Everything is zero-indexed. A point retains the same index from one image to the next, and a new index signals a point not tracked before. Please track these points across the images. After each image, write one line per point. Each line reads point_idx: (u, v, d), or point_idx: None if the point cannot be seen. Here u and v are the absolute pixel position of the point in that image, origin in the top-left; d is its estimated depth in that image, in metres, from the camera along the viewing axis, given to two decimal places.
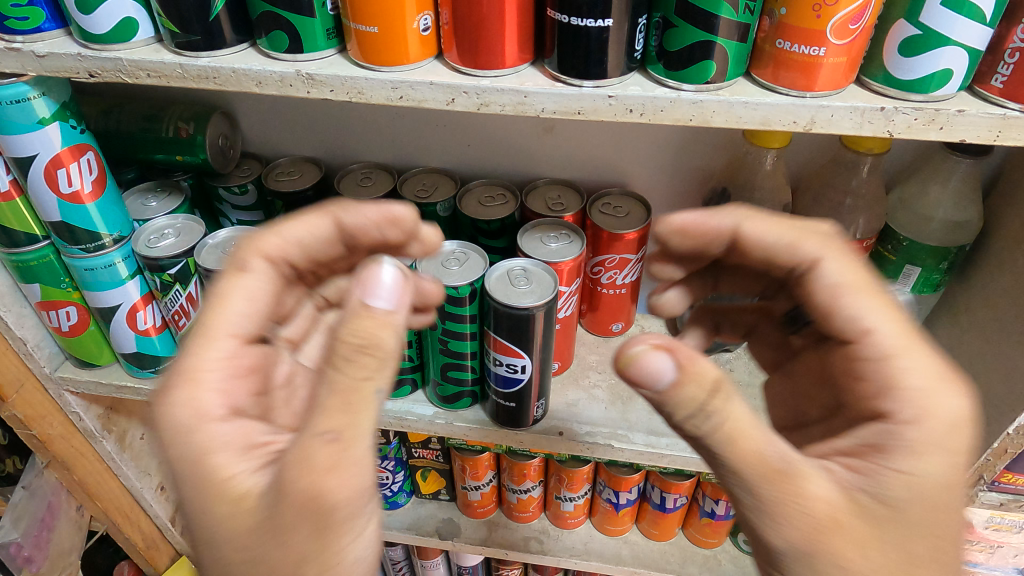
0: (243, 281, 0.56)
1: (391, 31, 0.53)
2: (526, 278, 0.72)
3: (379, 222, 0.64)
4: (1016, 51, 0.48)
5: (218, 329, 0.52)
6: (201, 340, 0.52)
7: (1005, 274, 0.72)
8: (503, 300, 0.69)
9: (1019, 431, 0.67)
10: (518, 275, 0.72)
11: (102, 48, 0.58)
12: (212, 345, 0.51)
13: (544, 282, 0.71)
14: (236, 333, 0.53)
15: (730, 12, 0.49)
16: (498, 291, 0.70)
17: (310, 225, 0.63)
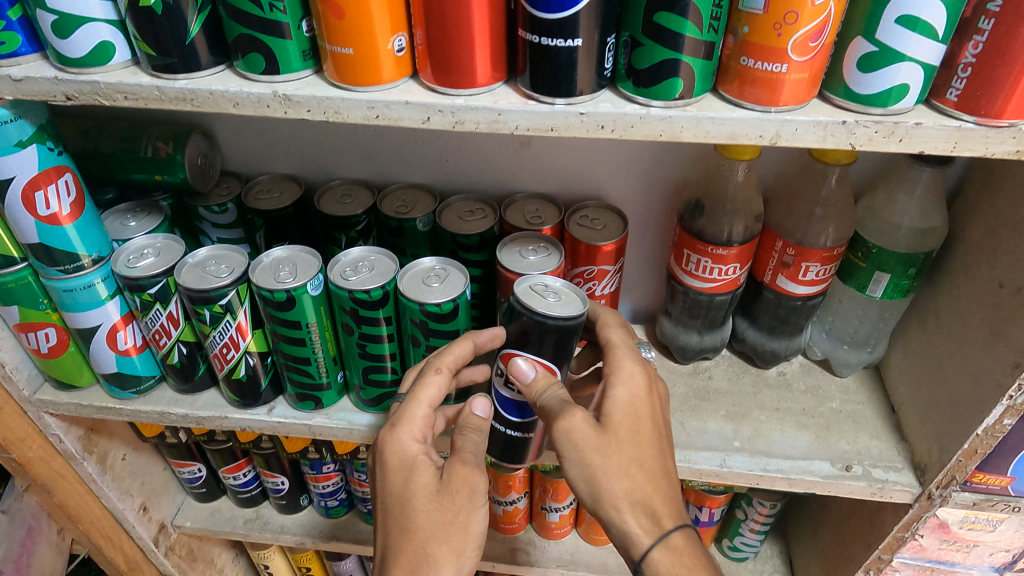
0: (437, 382, 0.68)
1: (367, 53, 0.54)
2: (552, 293, 0.67)
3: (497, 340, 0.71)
4: (968, 66, 0.50)
5: (423, 402, 0.67)
6: (415, 404, 0.67)
7: (971, 279, 0.74)
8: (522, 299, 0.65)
9: (987, 432, 0.69)
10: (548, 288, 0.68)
11: (79, 72, 0.59)
12: (421, 409, 0.67)
13: (573, 304, 0.66)
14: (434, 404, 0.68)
15: (694, 32, 0.50)
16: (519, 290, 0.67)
17: (460, 353, 0.69)
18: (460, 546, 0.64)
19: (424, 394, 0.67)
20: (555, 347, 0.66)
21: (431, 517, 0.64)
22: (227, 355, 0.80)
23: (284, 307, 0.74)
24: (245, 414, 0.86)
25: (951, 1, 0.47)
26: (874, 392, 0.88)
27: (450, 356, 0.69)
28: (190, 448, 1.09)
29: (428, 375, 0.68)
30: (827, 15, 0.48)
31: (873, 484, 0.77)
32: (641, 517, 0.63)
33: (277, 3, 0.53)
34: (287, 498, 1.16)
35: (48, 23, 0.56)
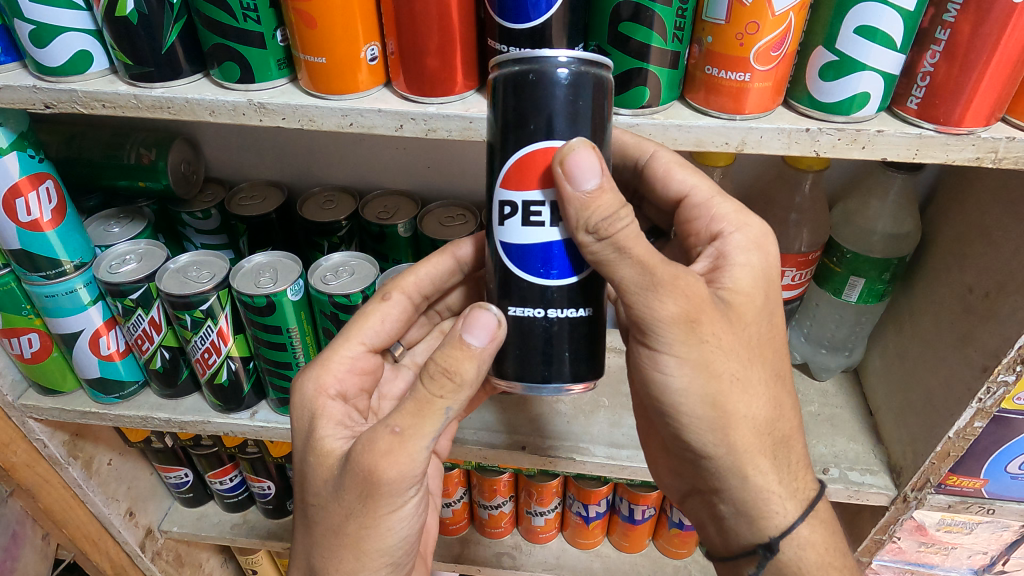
0: (382, 309, 0.68)
1: (340, 61, 0.55)
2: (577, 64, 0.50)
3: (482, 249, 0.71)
4: (927, 75, 0.51)
5: (355, 337, 0.67)
6: (343, 339, 0.66)
7: (943, 283, 0.75)
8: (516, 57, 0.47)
9: (959, 434, 0.70)
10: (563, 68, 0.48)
11: (57, 80, 0.60)
12: (348, 346, 0.66)
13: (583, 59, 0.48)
14: (365, 343, 0.67)
15: (659, 41, 0.51)
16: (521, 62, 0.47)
17: (435, 265, 0.71)
18: (354, 553, 0.56)
19: (359, 328, 0.67)
20: (584, 117, 0.48)
21: (322, 514, 0.57)
22: (209, 360, 0.80)
23: (264, 312, 0.74)
24: (228, 419, 0.86)
25: (907, 13, 0.48)
26: (852, 395, 0.89)
27: (411, 280, 0.70)
28: (176, 452, 1.09)
29: (376, 303, 0.68)
30: (788, 26, 0.49)
31: (850, 487, 0.78)
32: (782, 474, 0.60)
33: (251, 13, 0.54)
34: (273, 503, 1.16)
35: (26, 32, 0.57)
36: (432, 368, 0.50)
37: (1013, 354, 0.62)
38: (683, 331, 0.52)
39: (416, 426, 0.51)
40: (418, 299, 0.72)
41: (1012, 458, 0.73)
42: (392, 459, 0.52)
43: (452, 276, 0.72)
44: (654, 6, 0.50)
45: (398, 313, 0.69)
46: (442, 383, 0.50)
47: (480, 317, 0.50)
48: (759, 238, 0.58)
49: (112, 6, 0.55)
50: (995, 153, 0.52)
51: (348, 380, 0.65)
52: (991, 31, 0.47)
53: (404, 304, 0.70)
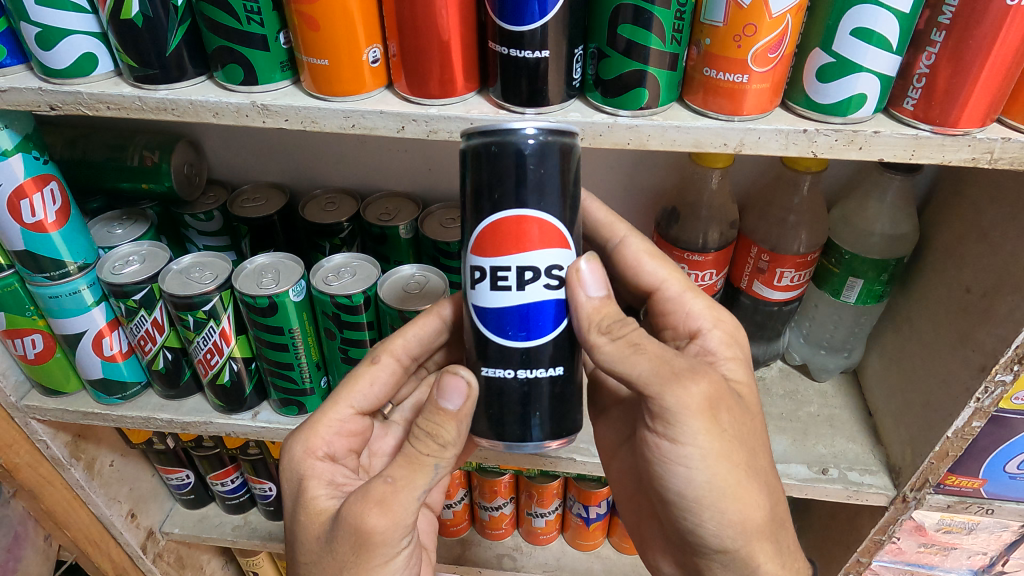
0: (370, 373, 0.68)
1: (342, 64, 0.56)
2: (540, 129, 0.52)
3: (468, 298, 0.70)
4: (922, 76, 0.51)
5: (342, 400, 0.67)
6: (330, 402, 0.67)
7: (941, 284, 0.75)
8: (479, 130, 0.49)
9: (957, 434, 0.70)
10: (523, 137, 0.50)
11: (63, 82, 0.60)
12: (336, 408, 0.67)
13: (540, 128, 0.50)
14: (353, 406, 0.68)
15: (658, 43, 0.52)
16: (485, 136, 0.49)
17: (423, 325, 0.69)
18: None
19: (347, 390, 0.68)
20: (553, 183, 0.50)
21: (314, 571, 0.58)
22: (211, 360, 0.81)
23: (266, 312, 0.75)
24: (230, 419, 0.87)
25: (903, 14, 0.48)
26: (851, 396, 0.89)
27: (400, 341, 0.69)
28: (178, 454, 1.10)
29: (365, 366, 0.68)
30: (785, 27, 0.49)
31: (849, 487, 0.78)
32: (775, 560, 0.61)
33: (254, 15, 0.55)
34: (274, 505, 1.16)
35: (32, 35, 0.57)
36: (418, 431, 0.56)
37: (1010, 353, 0.63)
38: (706, 419, 0.54)
39: (409, 477, 0.55)
40: (407, 360, 0.70)
41: (1010, 458, 0.73)
42: (387, 510, 0.55)
43: (441, 335, 0.70)
44: (653, 8, 0.50)
45: (387, 375, 0.69)
46: (428, 442, 0.56)
47: (450, 382, 0.54)
48: (732, 331, 0.64)
49: (118, 9, 0.56)
50: (991, 154, 0.53)
51: (335, 441, 0.67)
52: (985, 33, 0.47)
53: (394, 367, 0.70)
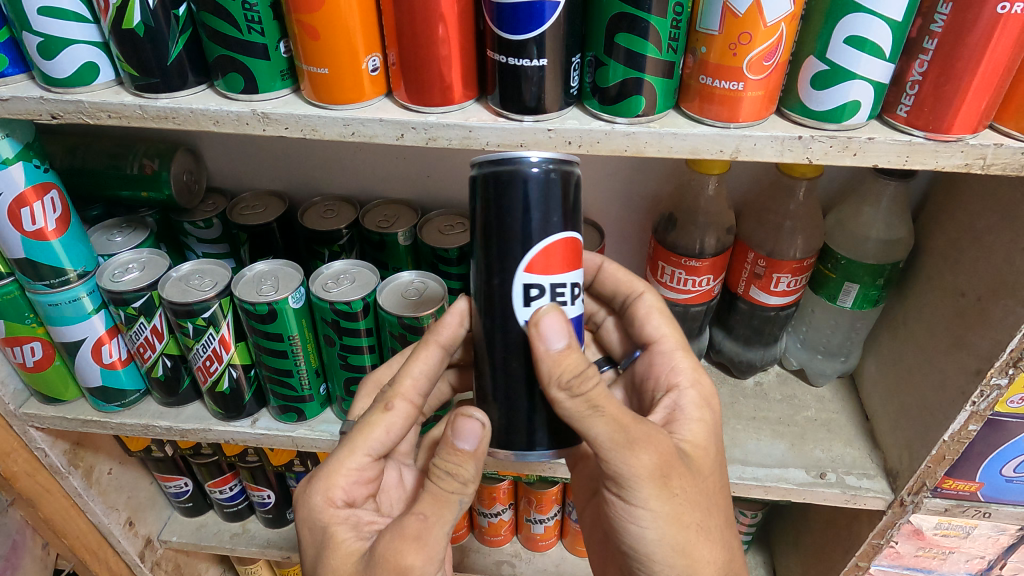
0: (386, 420, 0.63)
1: (342, 72, 0.56)
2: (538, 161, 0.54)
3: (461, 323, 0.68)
4: (915, 84, 0.52)
5: (359, 448, 0.62)
6: (347, 451, 0.62)
7: (936, 288, 0.76)
8: (488, 158, 0.51)
9: (954, 437, 0.70)
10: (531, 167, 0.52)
11: (64, 91, 0.61)
12: (353, 458, 0.62)
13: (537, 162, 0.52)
14: (370, 454, 0.62)
15: (654, 52, 0.52)
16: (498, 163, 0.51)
17: (425, 359, 0.66)
18: None
19: (361, 438, 0.62)
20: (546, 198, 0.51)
21: None
22: (210, 367, 0.81)
23: (265, 319, 0.75)
24: (229, 426, 0.87)
25: (895, 23, 0.49)
26: (848, 400, 0.90)
27: (409, 382, 0.65)
28: (176, 462, 1.10)
29: (378, 414, 0.63)
30: (780, 36, 0.50)
31: (847, 491, 0.78)
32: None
33: (255, 25, 0.56)
34: (272, 512, 1.16)
35: (34, 44, 0.58)
36: (439, 470, 0.57)
37: (1005, 357, 0.63)
38: (656, 487, 0.56)
39: (437, 511, 0.57)
40: (419, 401, 0.66)
41: (1006, 461, 0.74)
42: (423, 546, 0.55)
43: (442, 366, 0.68)
44: (650, 17, 0.51)
45: (401, 421, 0.64)
46: (450, 481, 0.57)
47: (466, 425, 0.57)
48: (707, 394, 0.66)
49: (119, 19, 0.56)
50: (983, 159, 0.53)
51: (355, 486, 0.63)
52: (976, 41, 0.48)
53: (408, 411, 0.65)
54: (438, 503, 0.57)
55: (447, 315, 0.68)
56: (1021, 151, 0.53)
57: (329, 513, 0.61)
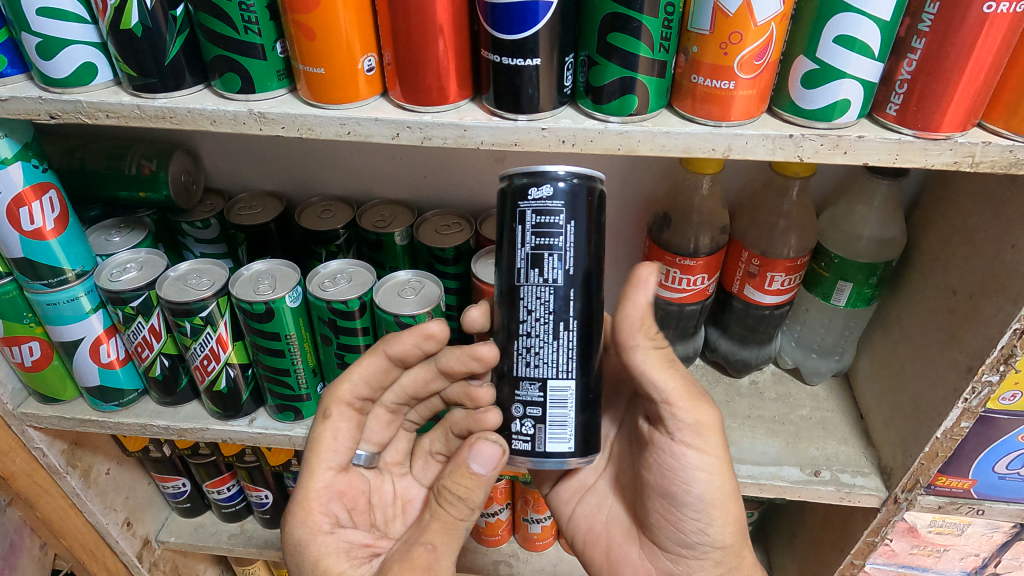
0: (329, 427, 0.70)
1: (337, 71, 0.57)
2: None
3: (415, 343, 0.69)
4: (904, 82, 0.53)
5: (319, 467, 0.70)
6: (310, 474, 0.70)
7: (929, 287, 0.76)
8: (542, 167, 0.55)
9: (947, 434, 0.71)
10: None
11: (62, 91, 0.61)
12: (318, 477, 0.69)
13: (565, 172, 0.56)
14: (332, 466, 0.71)
15: (646, 51, 0.53)
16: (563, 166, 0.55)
17: (367, 367, 0.72)
18: None
19: (316, 456, 0.70)
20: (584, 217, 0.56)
21: None
22: (208, 366, 0.81)
23: (263, 318, 0.75)
24: (227, 425, 0.87)
25: (884, 23, 0.50)
26: (843, 398, 0.90)
27: (346, 387, 0.72)
28: (174, 462, 1.10)
29: (319, 426, 0.70)
30: (771, 35, 0.51)
31: (841, 488, 0.79)
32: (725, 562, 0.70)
33: (252, 25, 0.56)
34: (270, 512, 1.16)
35: (32, 45, 0.58)
36: (449, 495, 0.63)
37: (997, 353, 0.64)
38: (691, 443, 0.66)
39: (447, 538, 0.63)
40: (357, 402, 0.73)
41: (999, 458, 0.74)
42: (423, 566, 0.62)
43: (386, 371, 0.73)
44: (642, 17, 0.51)
45: (346, 424, 0.71)
46: (458, 506, 0.63)
47: (485, 449, 0.60)
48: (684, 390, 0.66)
49: (117, 19, 0.57)
50: (972, 157, 0.54)
51: (333, 506, 0.70)
52: (964, 40, 0.49)
53: (348, 414, 0.72)
54: (448, 530, 0.63)
55: (402, 334, 0.69)
56: (1009, 150, 0.53)
57: (315, 545, 0.67)
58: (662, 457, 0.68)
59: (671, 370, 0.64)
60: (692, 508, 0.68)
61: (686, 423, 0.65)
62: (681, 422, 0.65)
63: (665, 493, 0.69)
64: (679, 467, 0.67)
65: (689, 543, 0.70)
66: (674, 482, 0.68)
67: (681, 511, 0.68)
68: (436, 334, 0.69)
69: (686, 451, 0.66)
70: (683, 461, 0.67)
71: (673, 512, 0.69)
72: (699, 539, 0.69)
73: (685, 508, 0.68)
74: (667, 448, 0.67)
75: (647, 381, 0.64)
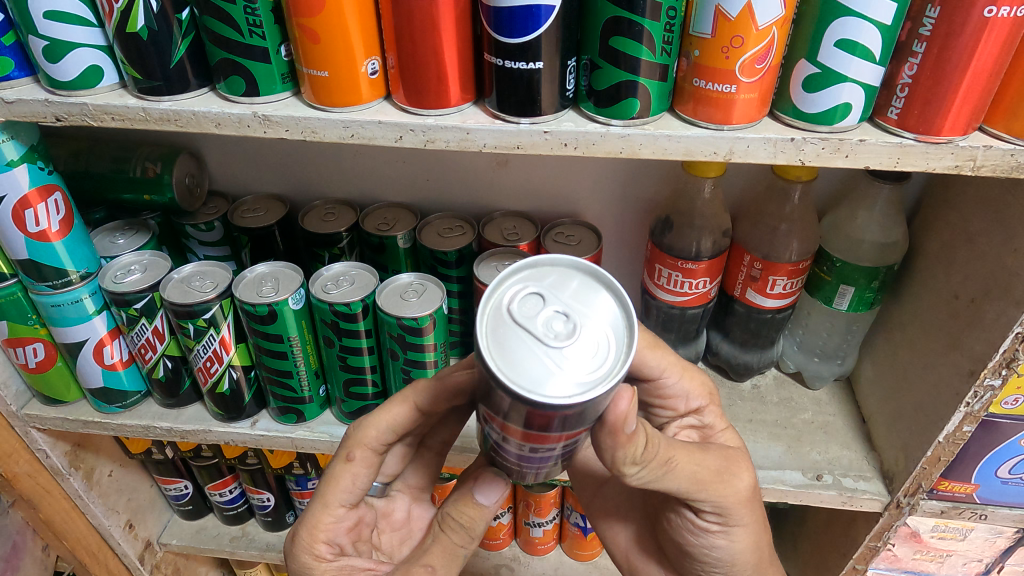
0: (350, 470, 0.66)
1: (341, 75, 0.57)
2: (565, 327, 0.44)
3: (443, 394, 0.66)
4: (905, 86, 0.53)
5: (332, 502, 0.66)
6: (321, 506, 0.66)
7: (930, 291, 0.76)
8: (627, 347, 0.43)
9: (949, 439, 0.71)
10: (593, 342, 0.43)
11: (69, 94, 0.62)
12: (328, 512, 0.66)
13: (587, 346, 0.43)
14: (346, 505, 0.67)
15: (648, 55, 0.53)
16: (628, 369, 0.42)
17: (393, 414, 0.66)
18: None
19: (332, 492, 0.66)
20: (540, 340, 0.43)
21: None
22: (211, 368, 0.82)
23: (266, 320, 0.76)
24: (229, 427, 0.87)
25: (885, 27, 0.50)
26: (845, 403, 0.90)
27: (372, 435, 0.66)
28: (176, 464, 1.10)
29: (342, 465, 0.66)
30: (772, 39, 0.51)
31: (843, 493, 0.78)
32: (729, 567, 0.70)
33: (257, 29, 0.57)
34: (272, 515, 1.16)
35: (39, 48, 0.59)
36: (452, 522, 0.61)
37: (998, 357, 0.64)
38: (729, 511, 0.64)
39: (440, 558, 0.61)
40: (382, 448, 0.67)
41: (1001, 462, 0.74)
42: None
43: (413, 421, 0.68)
44: (644, 21, 0.51)
45: (366, 468, 0.67)
46: (460, 533, 0.61)
47: (490, 484, 0.58)
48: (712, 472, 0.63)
49: (123, 22, 0.57)
50: (973, 161, 0.54)
51: (339, 537, 0.67)
52: (965, 44, 0.49)
53: (371, 459, 0.67)
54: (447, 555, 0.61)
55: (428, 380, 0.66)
56: (1010, 153, 0.54)
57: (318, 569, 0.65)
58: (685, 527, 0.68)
59: (675, 478, 0.59)
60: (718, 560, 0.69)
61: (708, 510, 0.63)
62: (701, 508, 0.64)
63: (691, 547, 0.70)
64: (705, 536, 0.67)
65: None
66: (700, 538, 0.68)
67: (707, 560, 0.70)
68: (463, 383, 0.65)
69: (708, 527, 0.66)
70: (708, 527, 0.66)
71: (696, 561, 0.72)
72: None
73: (710, 559, 0.69)
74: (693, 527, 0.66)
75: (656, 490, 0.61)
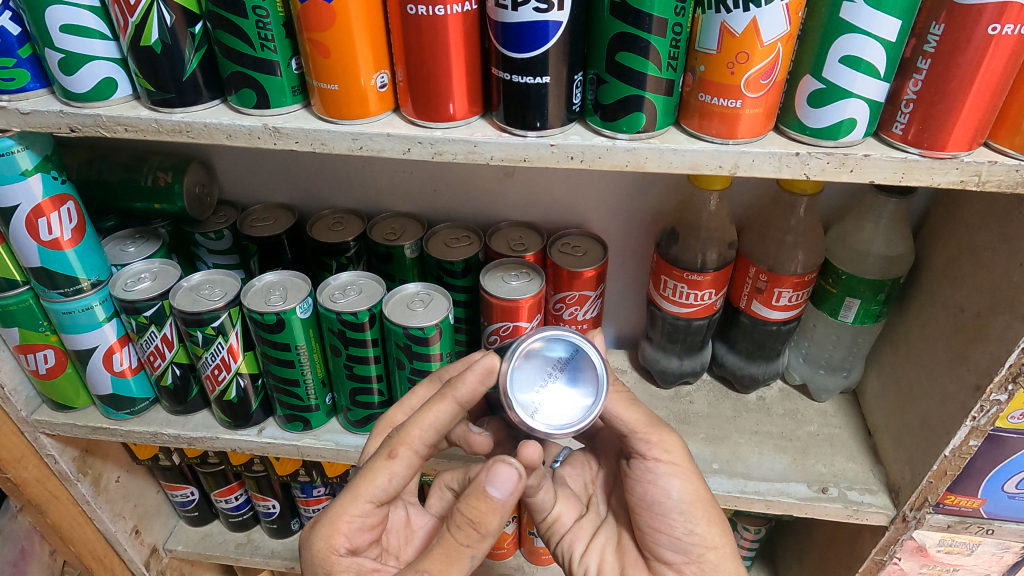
0: (388, 467, 0.64)
1: (350, 89, 0.58)
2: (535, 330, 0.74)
3: (480, 382, 0.62)
4: (910, 102, 0.53)
5: (361, 496, 0.64)
6: (350, 497, 0.64)
7: (936, 305, 0.76)
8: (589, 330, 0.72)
9: (955, 453, 0.70)
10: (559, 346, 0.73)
11: (83, 106, 0.63)
12: (354, 505, 0.65)
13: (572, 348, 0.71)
14: (372, 500, 0.65)
15: (654, 70, 0.53)
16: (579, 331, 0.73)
17: (437, 413, 0.63)
18: None
19: (365, 485, 0.64)
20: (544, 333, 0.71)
21: None
22: (219, 376, 0.82)
23: (274, 329, 0.76)
24: (236, 435, 0.88)
25: (890, 43, 0.50)
26: (851, 416, 0.90)
27: (415, 435, 0.63)
28: (183, 470, 1.11)
29: (381, 461, 0.64)
30: (778, 55, 0.51)
31: (849, 506, 0.78)
32: None
33: (268, 43, 0.57)
34: (278, 522, 1.17)
35: (55, 61, 0.60)
36: (462, 519, 0.60)
37: (1005, 372, 0.64)
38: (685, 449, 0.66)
39: (453, 556, 0.60)
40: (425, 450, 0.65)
41: (1008, 477, 0.74)
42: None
43: (454, 419, 0.65)
44: (650, 37, 0.52)
45: (404, 469, 0.64)
46: (470, 529, 0.60)
47: (503, 472, 0.58)
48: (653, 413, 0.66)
49: (137, 37, 0.58)
50: (978, 176, 0.54)
51: (357, 534, 0.66)
52: (969, 61, 0.49)
53: (412, 460, 0.65)
54: (454, 555, 0.60)
55: (466, 374, 0.62)
56: (1014, 169, 0.54)
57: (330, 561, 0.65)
58: (634, 473, 0.67)
59: (636, 405, 0.66)
60: (675, 515, 0.66)
61: (655, 442, 0.66)
62: (650, 442, 0.65)
63: (647, 504, 0.67)
64: (653, 480, 0.66)
65: (682, 549, 0.67)
66: (654, 497, 0.66)
67: (666, 519, 0.66)
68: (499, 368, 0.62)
69: (657, 463, 0.65)
70: (657, 474, 0.66)
71: (667, 531, 0.67)
72: (691, 544, 0.66)
73: (669, 521, 0.66)
74: (638, 465, 0.66)
75: (613, 418, 0.66)
